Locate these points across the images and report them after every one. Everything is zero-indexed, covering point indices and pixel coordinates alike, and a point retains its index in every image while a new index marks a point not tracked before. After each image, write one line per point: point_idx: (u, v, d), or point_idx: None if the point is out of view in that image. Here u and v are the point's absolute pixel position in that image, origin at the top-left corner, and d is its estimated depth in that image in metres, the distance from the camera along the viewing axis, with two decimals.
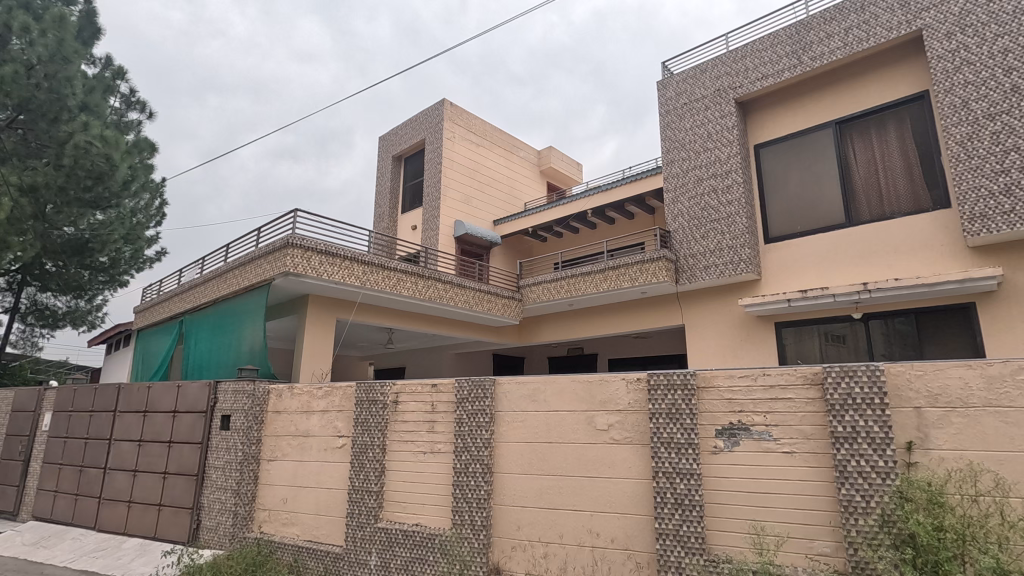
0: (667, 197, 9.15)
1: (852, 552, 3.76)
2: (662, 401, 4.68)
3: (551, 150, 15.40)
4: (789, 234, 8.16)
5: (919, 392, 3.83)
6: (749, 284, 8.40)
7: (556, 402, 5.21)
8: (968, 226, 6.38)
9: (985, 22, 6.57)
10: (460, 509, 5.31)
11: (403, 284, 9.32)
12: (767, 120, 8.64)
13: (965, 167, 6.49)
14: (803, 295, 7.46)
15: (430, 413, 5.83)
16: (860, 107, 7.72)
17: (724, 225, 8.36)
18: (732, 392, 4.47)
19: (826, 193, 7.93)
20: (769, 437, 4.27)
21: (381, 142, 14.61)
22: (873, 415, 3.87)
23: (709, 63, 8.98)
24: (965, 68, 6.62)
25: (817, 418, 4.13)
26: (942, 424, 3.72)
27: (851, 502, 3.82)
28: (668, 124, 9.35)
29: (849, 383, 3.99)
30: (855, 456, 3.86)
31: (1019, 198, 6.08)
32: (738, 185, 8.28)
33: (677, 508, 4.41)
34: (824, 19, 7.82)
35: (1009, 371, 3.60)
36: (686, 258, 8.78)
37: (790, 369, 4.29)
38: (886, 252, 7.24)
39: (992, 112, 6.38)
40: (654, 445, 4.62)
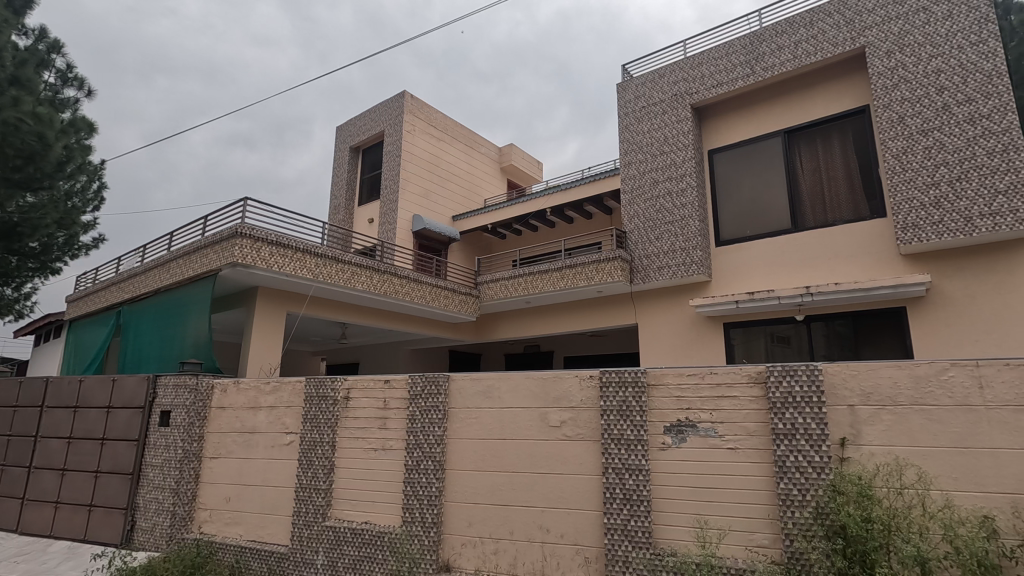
0: (624, 198, 9.30)
1: (788, 543, 3.93)
2: (613, 398, 4.77)
3: (511, 148, 15.43)
4: (739, 238, 8.44)
5: (853, 390, 4.03)
6: (699, 286, 8.64)
7: (509, 398, 5.22)
8: (900, 234, 6.77)
9: (921, 43, 6.96)
10: (411, 506, 5.27)
11: (358, 277, 9.14)
12: (720, 126, 8.91)
13: (899, 179, 6.88)
14: (750, 297, 7.74)
15: (382, 409, 5.73)
16: (807, 118, 8.06)
17: (678, 227, 8.57)
18: (680, 389, 4.60)
19: (774, 200, 8.24)
20: (714, 434, 4.41)
21: (338, 131, 14.25)
22: (810, 412, 4.06)
23: (667, 68, 9.17)
24: (903, 85, 7.00)
25: (759, 416, 4.29)
26: (873, 421, 3.93)
27: (789, 495, 4.00)
28: (626, 126, 9.50)
29: (790, 382, 4.18)
30: (794, 452, 4.04)
31: (947, 210, 6.50)
32: (692, 189, 8.51)
33: (625, 504, 4.51)
34: (776, 31, 8.11)
35: (934, 371, 3.84)
36: (641, 258, 8.95)
37: (736, 368, 4.45)
38: (827, 257, 7.59)
39: (925, 128, 6.78)
40: (604, 441, 4.71)
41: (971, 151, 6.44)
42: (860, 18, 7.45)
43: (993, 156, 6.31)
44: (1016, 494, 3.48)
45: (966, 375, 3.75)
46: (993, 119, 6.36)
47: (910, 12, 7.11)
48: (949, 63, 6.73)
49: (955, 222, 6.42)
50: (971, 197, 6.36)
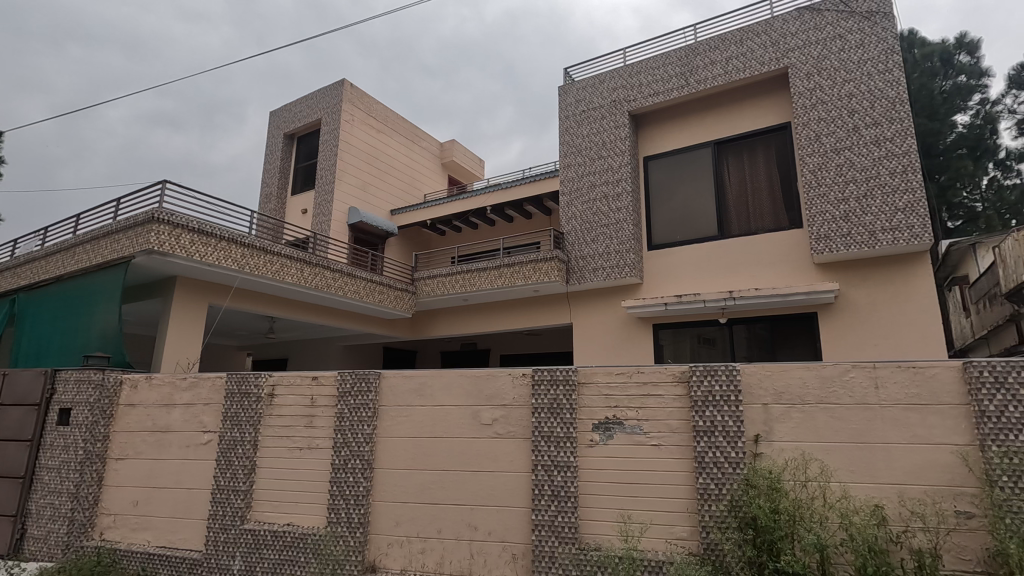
0: (562, 199, 9.45)
1: (704, 535, 4.13)
2: (544, 396, 4.83)
3: (453, 144, 15.31)
4: (670, 242, 8.77)
5: (767, 390, 4.29)
6: (631, 288, 8.90)
7: (442, 396, 5.17)
8: (814, 245, 7.25)
9: (836, 68, 7.50)
10: (336, 507, 5.12)
11: (288, 270, 8.76)
12: (655, 134, 9.22)
13: (814, 193, 7.37)
14: (677, 300, 8.04)
15: (308, 407, 5.53)
16: (735, 131, 8.49)
17: (613, 230, 8.81)
18: (609, 388, 4.71)
19: (703, 207, 8.62)
20: (640, 431, 4.56)
21: (272, 117, 13.63)
22: (729, 410, 4.29)
23: (607, 74, 9.38)
24: (820, 106, 7.51)
25: (682, 414, 4.48)
26: (784, 418, 4.19)
27: (706, 489, 4.20)
28: (566, 128, 9.65)
29: (710, 381, 4.39)
30: (713, 448, 4.25)
31: (854, 224, 7.03)
32: (627, 194, 8.77)
33: (553, 500, 4.58)
34: (709, 46, 8.49)
35: (838, 372, 4.15)
36: (578, 259, 9.11)
37: (661, 368, 4.62)
38: (749, 264, 8.03)
39: (837, 147, 7.31)
40: (535, 439, 4.76)
41: (876, 170, 7.02)
42: (783, 41, 7.93)
43: (895, 176, 6.90)
44: (902, 484, 3.85)
45: (864, 375, 4.09)
46: (895, 142, 6.97)
47: (827, 38, 7.63)
48: (860, 88, 7.29)
49: (860, 235, 6.98)
50: (875, 213, 6.93)
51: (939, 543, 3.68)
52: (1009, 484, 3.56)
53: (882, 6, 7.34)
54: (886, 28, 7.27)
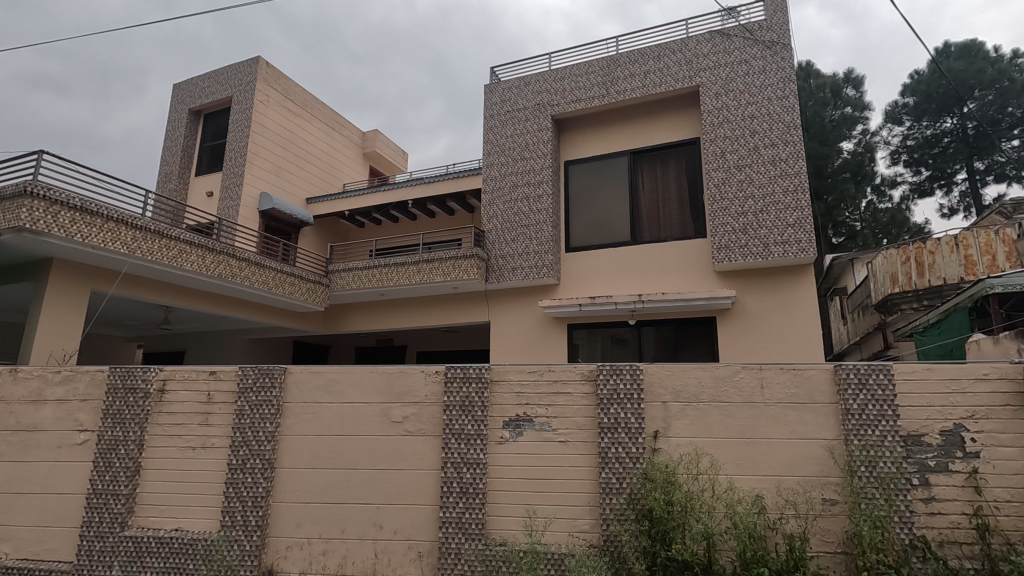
0: (484, 197, 9.48)
1: (604, 527, 4.32)
2: (457, 393, 4.83)
3: (376, 134, 14.90)
4: (586, 245, 9.05)
5: (666, 389, 4.55)
6: (548, 288, 9.07)
7: (351, 393, 5.03)
8: (716, 254, 7.77)
9: (742, 90, 8.07)
10: (231, 509, 4.84)
11: (186, 256, 8.13)
12: (576, 140, 9.48)
13: (718, 206, 7.88)
14: (591, 301, 8.30)
15: (204, 404, 5.17)
16: (650, 142, 8.92)
17: (532, 231, 8.96)
18: (521, 386, 4.80)
19: (618, 213, 8.98)
20: (548, 428, 4.69)
21: (176, 90, 12.59)
22: (631, 407, 4.51)
23: (533, 77, 9.52)
24: (726, 124, 8.06)
25: (589, 411, 4.65)
26: (681, 415, 4.47)
27: (608, 484, 4.39)
28: (491, 127, 9.69)
29: (615, 380, 4.60)
30: (615, 444, 4.45)
31: (751, 236, 7.61)
32: (548, 196, 8.96)
33: (462, 497, 4.60)
34: (629, 59, 8.85)
35: (730, 373, 4.49)
36: (497, 257, 9.17)
37: (571, 366, 4.76)
38: (658, 268, 8.46)
39: (739, 164, 7.88)
40: (445, 436, 4.75)
41: (772, 188, 7.64)
42: (696, 60, 8.42)
43: (787, 194, 7.55)
44: (780, 475, 4.23)
45: (752, 376, 4.45)
46: (789, 163, 7.63)
47: (735, 62, 8.20)
48: (761, 111, 7.90)
49: (756, 246, 7.56)
50: (769, 227, 7.54)
51: (807, 528, 4.10)
52: (866, 473, 4.06)
53: (781, 38, 7.99)
54: (785, 58, 7.92)
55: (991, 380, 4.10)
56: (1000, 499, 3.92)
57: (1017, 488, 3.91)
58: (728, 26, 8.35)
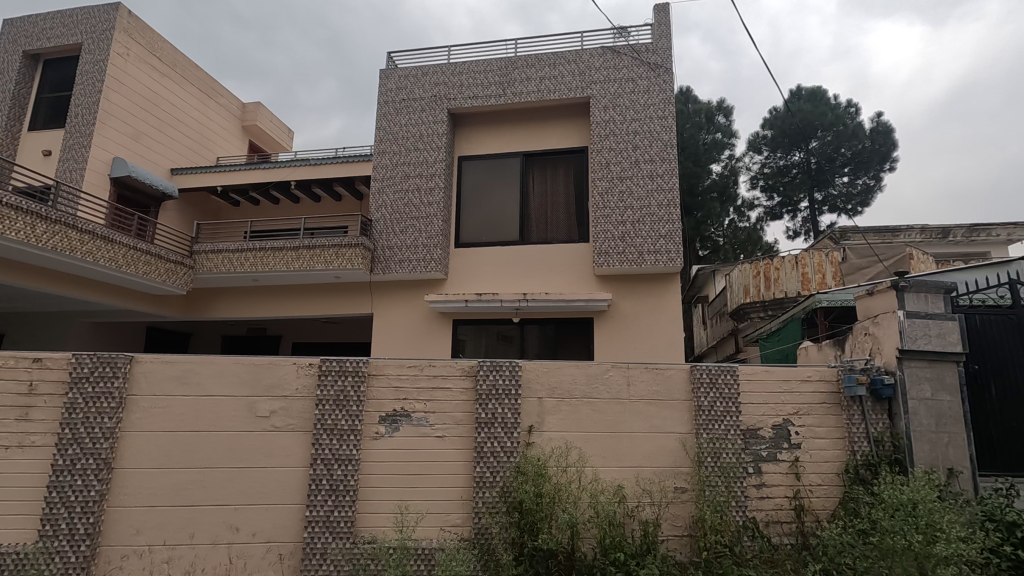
0: (373, 185, 9.17)
1: (476, 520, 4.40)
2: (331, 387, 4.62)
3: (257, 106, 13.78)
4: (475, 242, 9.11)
5: (542, 385, 4.72)
6: (435, 283, 8.99)
7: (211, 386, 4.61)
8: (597, 258, 8.19)
9: (627, 106, 8.59)
10: (54, 517, 4.22)
11: (10, 223, 6.95)
12: (472, 136, 9.49)
13: (601, 213, 8.32)
14: (478, 298, 8.36)
15: (25, 396, 4.44)
16: (542, 147, 9.20)
17: (422, 224, 8.83)
18: (400, 380, 4.71)
19: (508, 212, 9.13)
20: (425, 423, 4.66)
21: (7, 25, 10.68)
22: (508, 402, 4.62)
23: (431, 68, 9.38)
24: (612, 136, 8.53)
25: (467, 406, 4.69)
26: (554, 411, 4.67)
27: (482, 477, 4.47)
28: (384, 113, 9.39)
29: (494, 376, 4.67)
30: (491, 439, 4.54)
31: (628, 244, 8.13)
32: (439, 189, 8.89)
33: (331, 494, 4.42)
34: (527, 63, 9.04)
35: (602, 372, 4.76)
36: (384, 248, 8.91)
37: (451, 362, 4.77)
38: (543, 269, 8.73)
39: (622, 176, 8.38)
40: (316, 431, 4.53)
41: (648, 201, 8.22)
42: (589, 73, 8.81)
43: (661, 208, 8.18)
44: (639, 467, 4.59)
45: (620, 374, 4.77)
46: (664, 179, 8.26)
47: (623, 79, 8.70)
48: (643, 128, 8.47)
49: (632, 254, 8.10)
50: (644, 237, 8.11)
51: (660, 514, 4.48)
52: (711, 463, 4.53)
53: (664, 62, 8.63)
54: (666, 81, 8.57)
55: (813, 381, 4.77)
56: (814, 484, 4.57)
57: (827, 474, 4.60)
58: (619, 44, 8.84)
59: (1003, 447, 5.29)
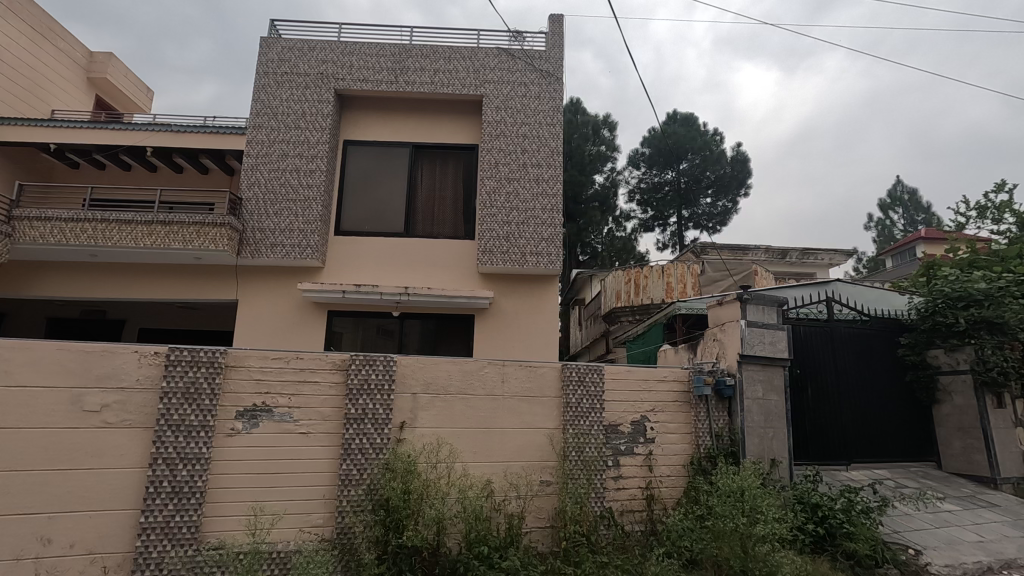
0: (245, 161, 8.44)
1: (339, 520, 4.24)
2: (179, 378, 4.16)
3: (108, 58, 12.10)
4: (357, 231, 8.76)
5: (417, 380, 4.66)
6: (311, 270, 8.49)
7: (24, 375, 3.93)
8: (481, 256, 8.25)
9: (518, 109, 8.77)
10: None
11: None
12: (359, 120, 9.11)
13: (487, 212, 8.39)
14: (355, 289, 8.03)
15: None
16: (432, 140, 9.10)
17: (299, 208, 8.30)
18: (262, 372, 4.40)
19: (393, 203, 8.90)
20: (288, 419, 4.39)
21: None
22: (380, 398, 4.50)
23: (318, 43, 8.85)
24: (502, 137, 8.65)
25: (336, 401, 4.50)
26: (427, 407, 4.63)
27: (348, 475, 4.31)
28: (263, 84, 8.68)
29: (367, 370, 4.52)
30: (360, 435, 4.38)
31: (512, 244, 8.30)
32: (321, 172, 8.42)
33: (172, 497, 3.98)
34: (421, 52, 8.87)
35: (477, 368, 4.82)
36: (254, 230, 8.23)
37: (321, 355, 4.54)
38: (426, 263, 8.62)
39: (509, 177, 8.54)
40: (158, 427, 4.05)
41: (533, 203, 8.47)
42: (483, 71, 8.86)
43: (545, 211, 8.46)
44: (508, 462, 4.71)
45: (495, 371, 4.85)
46: (549, 184, 8.56)
47: (515, 82, 8.87)
48: (532, 133, 8.71)
49: (514, 254, 8.27)
50: (527, 238, 8.33)
51: (525, 507, 4.63)
52: (575, 456, 4.78)
53: (555, 71, 8.95)
54: (556, 89, 8.88)
55: (668, 381, 5.22)
56: (663, 475, 5.00)
57: (675, 465, 5.05)
58: (514, 47, 9.00)
59: (814, 440, 6.20)
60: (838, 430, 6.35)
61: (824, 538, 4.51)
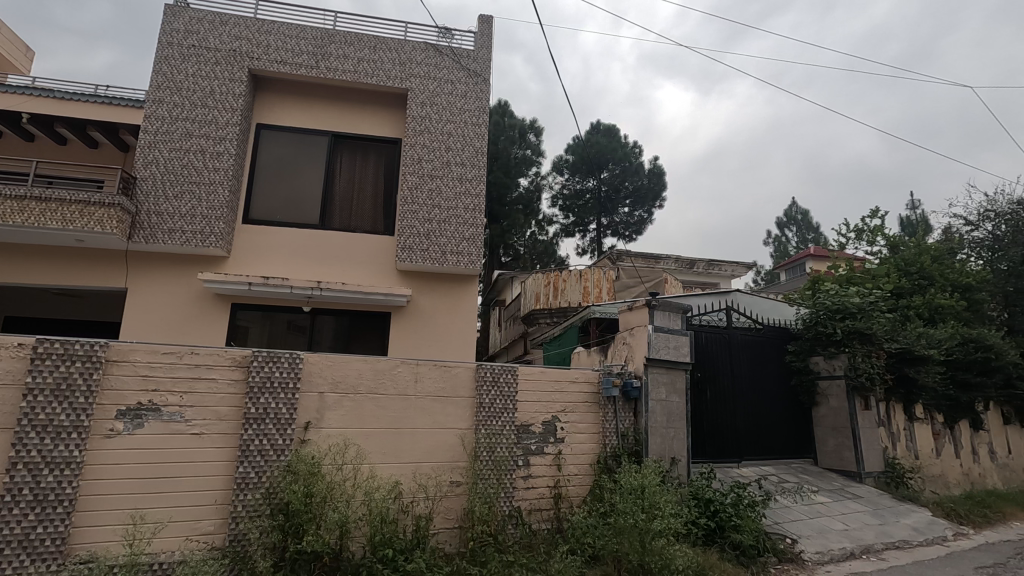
0: (142, 137, 7.74)
1: (232, 526, 3.98)
2: (48, 374, 3.72)
3: None
4: (267, 221, 8.29)
5: (324, 379, 4.48)
6: (214, 260, 7.93)
7: None
8: (400, 253, 8.07)
9: (444, 107, 8.69)
10: None
11: None
12: (274, 104, 8.63)
13: (408, 208, 8.23)
14: (263, 282, 7.61)
15: None
16: (353, 130, 8.80)
17: (203, 192, 7.72)
18: (149, 368, 4.04)
19: (309, 193, 8.51)
20: (179, 419, 4.06)
21: None
22: (284, 397, 4.28)
23: (231, 18, 8.30)
24: (426, 133, 8.53)
25: (234, 400, 4.22)
26: (335, 406, 4.46)
27: (245, 478, 4.05)
28: (166, 56, 8.00)
29: (271, 367, 4.29)
30: (260, 436, 4.14)
31: (432, 242, 8.20)
32: (229, 155, 7.89)
33: (34, 507, 3.55)
34: (345, 39, 8.56)
35: (390, 367, 4.71)
36: (149, 213, 7.55)
37: (219, 350, 4.25)
38: (342, 258, 8.31)
39: (432, 174, 8.43)
40: (19, 429, 3.60)
41: (455, 202, 8.42)
42: (409, 65, 8.69)
43: (467, 211, 8.44)
44: (418, 462, 4.64)
45: (408, 370, 4.77)
46: (472, 184, 8.55)
47: (442, 79, 8.77)
48: (457, 131, 8.66)
49: (435, 252, 8.18)
50: (448, 237, 8.26)
51: (433, 508, 4.58)
52: (485, 456, 4.80)
53: (482, 72, 8.96)
54: (482, 90, 8.89)
55: (579, 382, 5.37)
56: (571, 474, 5.13)
57: (582, 464, 5.20)
58: (442, 44, 8.91)
59: (710, 439, 6.62)
60: (732, 430, 6.83)
61: (715, 531, 4.83)
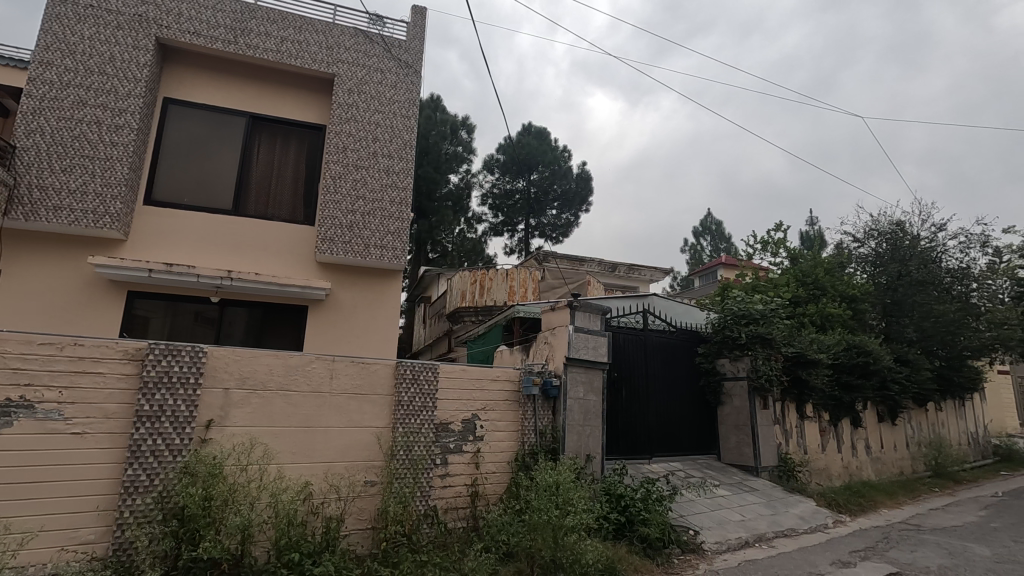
0: (24, 101, 6.91)
1: (117, 534, 3.64)
2: None
3: None
4: (173, 203, 7.69)
5: (230, 374, 4.21)
6: (108, 243, 7.23)
7: None
8: (320, 244, 7.75)
9: (372, 96, 8.44)
10: None
11: None
12: (185, 78, 8.01)
13: (330, 197, 7.92)
14: (166, 269, 7.04)
15: None
16: (273, 113, 8.34)
17: (98, 167, 7.03)
18: (22, 361, 3.62)
19: (221, 176, 7.97)
20: (56, 418, 3.66)
21: None
22: (183, 394, 3.98)
23: None
24: (352, 121, 8.24)
25: (124, 396, 3.87)
26: (242, 404, 4.21)
27: (133, 481, 3.73)
28: (58, 14, 7.20)
29: (169, 361, 3.97)
30: (153, 435, 3.82)
31: (355, 234, 7.93)
32: (130, 130, 7.23)
33: None
34: (267, 16, 8.11)
35: (303, 363, 4.50)
36: (31, 187, 6.76)
37: (109, 342, 3.88)
38: (257, 246, 7.85)
39: (357, 164, 8.16)
40: None
41: (381, 194, 8.20)
42: (336, 49, 8.37)
43: (392, 204, 8.24)
44: (330, 462, 4.47)
45: (323, 366, 4.58)
46: (399, 176, 8.36)
47: (371, 67, 8.51)
48: (385, 122, 8.44)
49: (357, 245, 7.92)
50: (372, 230, 8.02)
51: (345, 509, 4.43)
52: (403, 455, 4.70)
53: (414, 64, 8.79)
54: (412, 82, 8.72)
55: (500, 381, 5.38)
56: (489, 472, 5.15)
57: (500, 462, 5.23)
58: (372, 31, 8.65)
59: (624, 436, 6.88)
60: (644, 428, 7.13)
61: (625, 525, 5.01)
